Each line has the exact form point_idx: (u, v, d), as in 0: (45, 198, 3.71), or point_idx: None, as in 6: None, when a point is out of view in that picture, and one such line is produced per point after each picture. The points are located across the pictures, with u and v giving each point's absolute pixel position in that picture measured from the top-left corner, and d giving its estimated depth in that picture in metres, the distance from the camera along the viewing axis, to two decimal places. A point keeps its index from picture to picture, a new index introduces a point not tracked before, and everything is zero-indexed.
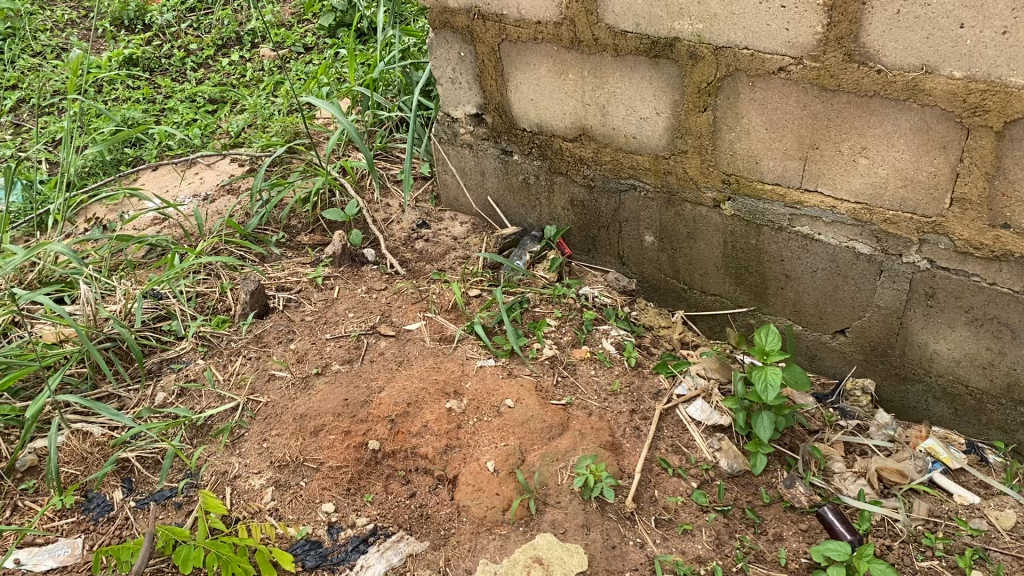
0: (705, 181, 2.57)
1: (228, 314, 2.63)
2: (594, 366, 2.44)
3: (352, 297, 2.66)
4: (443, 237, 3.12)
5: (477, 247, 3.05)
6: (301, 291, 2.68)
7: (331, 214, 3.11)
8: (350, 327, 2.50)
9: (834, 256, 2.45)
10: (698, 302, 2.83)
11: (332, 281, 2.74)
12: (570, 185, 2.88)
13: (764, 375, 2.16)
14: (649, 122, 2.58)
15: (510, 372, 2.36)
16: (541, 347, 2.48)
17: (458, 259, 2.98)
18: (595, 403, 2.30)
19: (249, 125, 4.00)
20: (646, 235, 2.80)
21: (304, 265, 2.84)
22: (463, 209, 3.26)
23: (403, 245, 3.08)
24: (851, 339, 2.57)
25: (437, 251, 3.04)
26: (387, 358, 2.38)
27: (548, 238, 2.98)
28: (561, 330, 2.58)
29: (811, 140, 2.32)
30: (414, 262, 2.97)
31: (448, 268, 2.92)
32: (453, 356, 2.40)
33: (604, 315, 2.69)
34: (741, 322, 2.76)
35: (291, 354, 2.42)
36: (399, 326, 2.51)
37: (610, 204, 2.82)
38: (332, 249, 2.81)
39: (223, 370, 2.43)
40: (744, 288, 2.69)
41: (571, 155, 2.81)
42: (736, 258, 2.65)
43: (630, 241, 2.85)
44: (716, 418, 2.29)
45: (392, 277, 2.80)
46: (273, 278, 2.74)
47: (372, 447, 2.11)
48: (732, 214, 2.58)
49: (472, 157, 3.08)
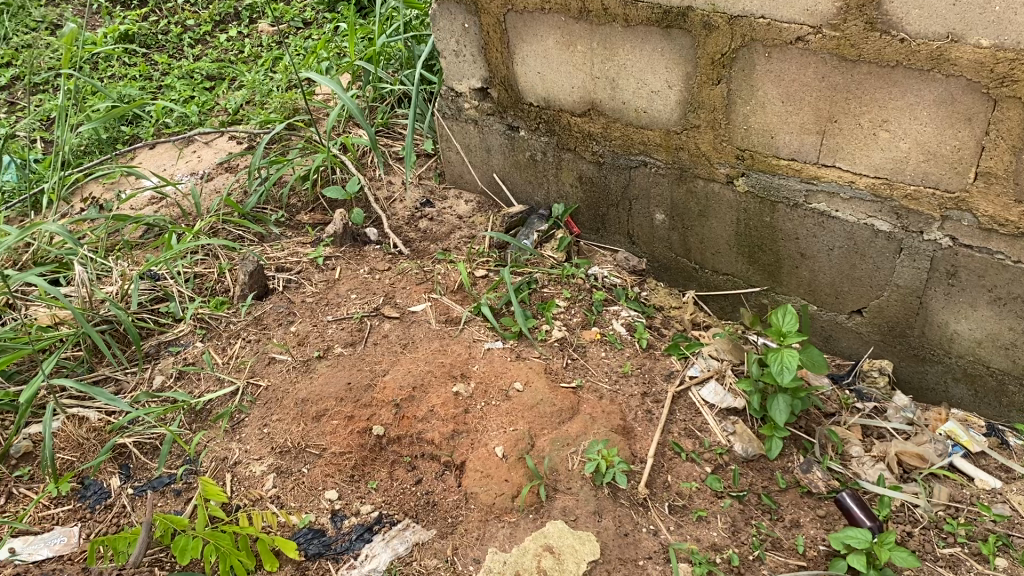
0: (718, 157, 2.49)
1: (227, 295, 2.56)
2: (605, 348, 2.37)
3: (354, 278, 2.58)
4: (448, 216, 3.04)
5: (482, 226, 2.97)
6: (301, 271, 2.61)
7: (332, 191, 3.02)
8: (352, 308, 2.43)
9: (851, 234, 2.38)
10: (709, 282, 2.75)
11: (333, 260, 2.67)
12: (578, 162, 2.79)
13: (780, 357, 2.09)
14: (660, 95, 2.49)
15: (518, 355, 2.29)
16: (550, 328, 2.41)
17: (464, 239, 2.90)
18: (606, 386, 2.23)
19: (247, 101, 3.91)
20: (657, 213, 2.73)
21: (304, 245, 2.77)
22: (468, 187, 3.18)
23: (407, 225, 3.00)
24: (868, 319, 2.49)
25: (442, 231, 2.96)
26: (391, 340, 2.31)
27: (556, 217, 2.90)
28: (570, 311, 2.50)
29: (830, 114, 2.23)
30: (418, 242, 2.90)
31: (453, 248, 2.85)
32: (459, 339, 2.33)
33: (615, 296, 2.64)
34: (755, 302, 2.69)
35: (292, 337, 2.35)
36: (403, 308, 2.44)
37: (619, 181, 2.74)
38: (333, 229, 2.74)
39: (222, 353, 2.37)
40: (757, 266, 2.62)
41: (579, 130, 2.72)
42: (750, 236, 2.58)
43: (640, 219, 2.78)
44: (729, 402, 2.23)
45: (395, 258, 2.72)
46: (273, 257, 2.67)
47: (377, 432, 2.04)
48: (746, 190, 2.50)
49: (477, 133, 2.99)
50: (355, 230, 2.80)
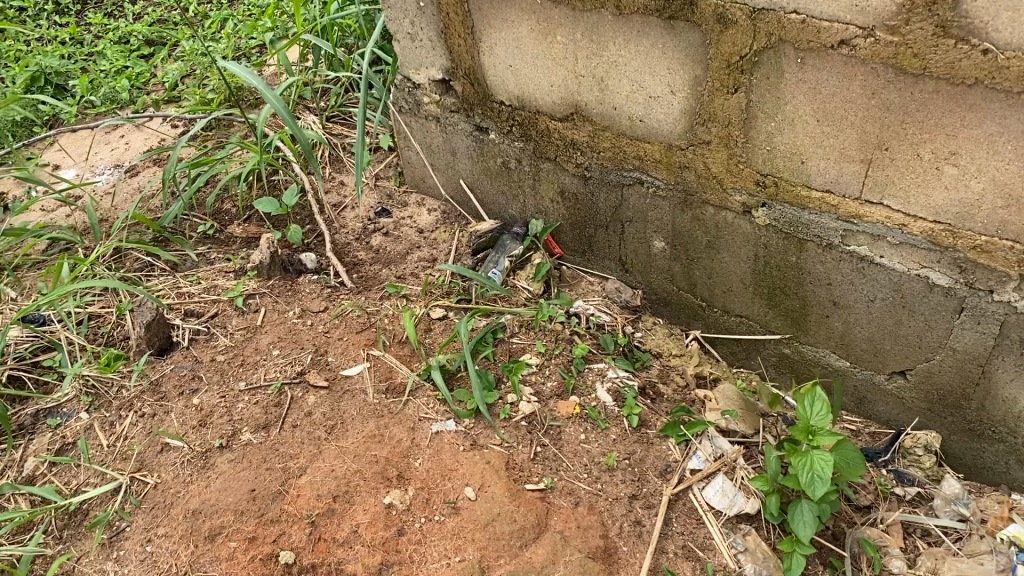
0: (733, 182, 1.98)
1: (124, 347, 2.09)
2: (584, 427, 1.89)
3: (279, 325, 2.10)
4: (406, 231, 2.54)
5: (445, 245, 2.46)
6: (216, 314, 2.12)
7: (263, 206, 2.46)
8: (271, 372, 1.95)
9: (899, 285, 1.87)
10: (719, 323, 2.26)
11: (258, 299, 2.18)
12: (559, 173, 2.28)
13: (810, 464, 1.61)
14: (659, 102, 1.97)
15: (474, 442, 1.81)
16: (515, 400, 1.93)
17: (422, 263, 2.40)
18: (584, 487, 1.76)
19: (186, 75, 3.38)
20: (655, 240, 2.22)
21: (226, 275, 2.28)
22: (431, 192, 2.66)
23: (356, 243, 2.50)
24: (914, 383, 2.01)
25: (398, 251, 2.46)
26: (314, 420, 1.84)
27: (533, 236, 2.38)
28: (544, 372, 2.02)
29: (879, 140, 1.71)
30: (367, 268, 2.40)
31: (408, 277, 2.35)
32: (400, 418, 1.86)
33: (603, 345, 2.15)
34: (773, 351, 2.21)
35: (193, 413, 1.88)
36: (334, 371, 1.96)
37: (610, 200, 2.23)
38: (257, 257, 2.24)
39: (108, 432, 1.90)
40: (778, 311, 2.13)
41: (561, 137, 2.20)
42: (769, 276, 2.08)
43: (634, 244, 2.27)
44: (741, 504, 1.76)
45: (335, 294, 2.23)
46: (185, 296, 2.19)
47: (283, 560, 1.57)
48: (767, 223, 1.99)
49: (439, 132, 2.47)
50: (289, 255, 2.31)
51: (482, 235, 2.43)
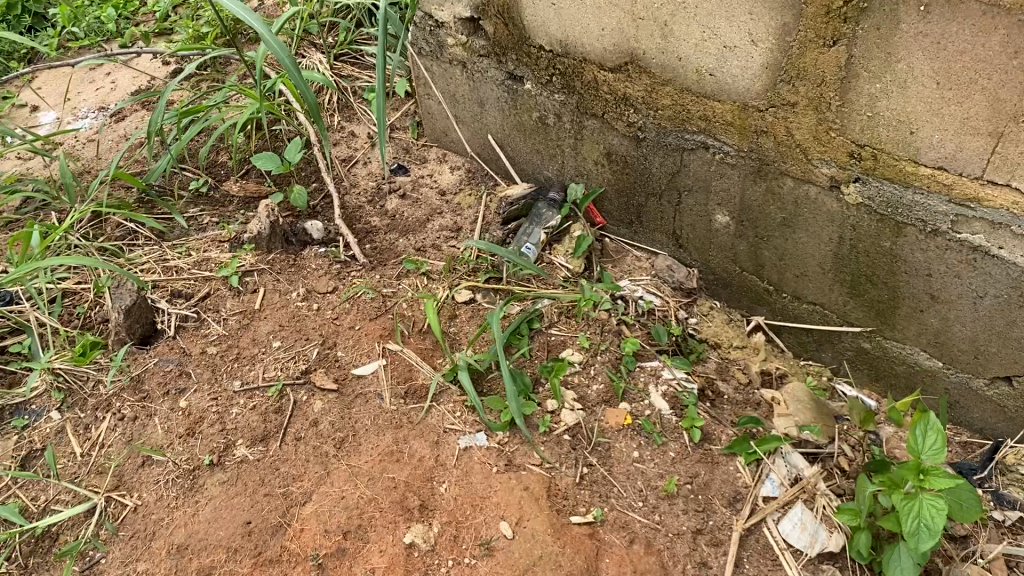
0: (820, 151, 1.65)
1: (103, 333, 1.81)
2: (637, 442, 1.62)
3: (281, 310, 1.81)
4: (427, 194, 2.23)
5: (471, 212, 2.16)
6: (208, 295, 1.84)
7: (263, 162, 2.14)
8: (270, 370, 1.67)
9: (1018, 283, 1.55)
10: (787, 310, 1.97)
11: (256, 277, 1.88)
12: (606, 132, 1.95)
13: (917, 510, 1.34)
14: (735, 53, 1.63)
15: (510, 461, 1.54)
16: (556, 408, 1.65)
17: (446, 234, 2.10)
18: (639, 519, 1.49)
19: (180, 4, 3.03)
20: (718, 214, 1.91)
21: (220, 246, 1.98)
22: (454, 147, 2.34)
23: (370, 208, 2.20)
24: (1021, 393, 1.71)
25: (417, 218, 2.16)
26: (321, 432, 1.56)
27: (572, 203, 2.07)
28: (588, 371, 1.73)
29: (1016, 110, 1.37)
30: (383, 239, 2.10)
31: (430, 251, 2.05)
32: (422, 429, 1.58)
33: (655, 335, 1.86)
34: (850, 344, 1.91)
35: (180, 418, 1.60)
36: (344, 369, 1.67)
37: (666, 165, 1.91)
38: (255, 226, 1.93)
39: (83, 438, 1.63)
40: (861, 301, 1.83)
41: (611, 90, 1.87)
42: (854, 261, 1.77)
43: (692, 217, 1.96)
44: (823, 540, 1.48)
45: (345, 270, 1.94)
46: (173, 272, 1.90)
47: None
48: (858, 202, 1.67)
49: (465, 79, 2.14)
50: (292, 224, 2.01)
51: (513, 202, 2.12)
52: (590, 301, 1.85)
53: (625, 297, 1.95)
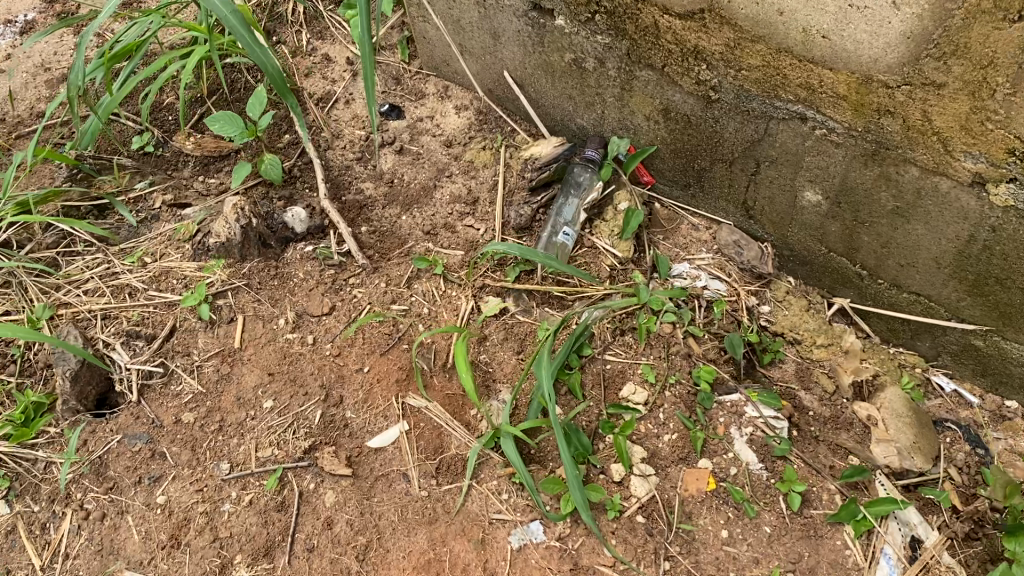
0: (967, 143, 1.24)
1: (49, 387, 1.44)
2: (724, 518, 1.32)
3: (269, 350, 1.45)
4: (429, 148, 1.80)
5: (487, 174, 1.75)
6: (174, 330, 1.46)
7: (223, 125, 1.67)
8: (265, 444, 1.34)
9: None
10: (881, 296, 1.63)
11: (231, 297, 1.50)
12: (664, 86, 1.52)
13: None
14: (864, 15, 1.19)
15: (576, 563, 1.24)
16: (623, 476, 1.34)
17: (461, 210, 1.71)
18: None
19: None
20: (806, 191, 1.52)
21: (181, 251, 1.58)
22: (457, 77, 1.89)
23: (361, 171, 1.78)
24: None
25: (421, 185, 1.75)
26: (339, 537, 1.25)
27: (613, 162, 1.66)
28: (655, 416, 1.41)
29: None
30: (382, 218, 1.70)
31: (444, 237, 1.67)
32: (463, 522, 1.27)
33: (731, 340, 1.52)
34: (956, 339, 1.58)
35: (159, 520, 1.27)
36: (356, 440, 1.34)
37: (743, 132, 1.49)
38: (222, 229, 1.52)
39: (38, 542, 1.28)
40: (983, 303, 1.47)
41: (677, 40, 1.42)
42: (984, 263, 1.40)
43: (771, 191, 1.57)
44: None
45: (340, 278, 1.56)
46: (126, 296, 1.51)
47: None
48: (1007, 204, 1.27)
49: (473, 5, 1.66)
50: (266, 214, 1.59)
51: (540, 165, 1.70)
52: (651, 318, 1.50)
53: (687, 293, 1.60)
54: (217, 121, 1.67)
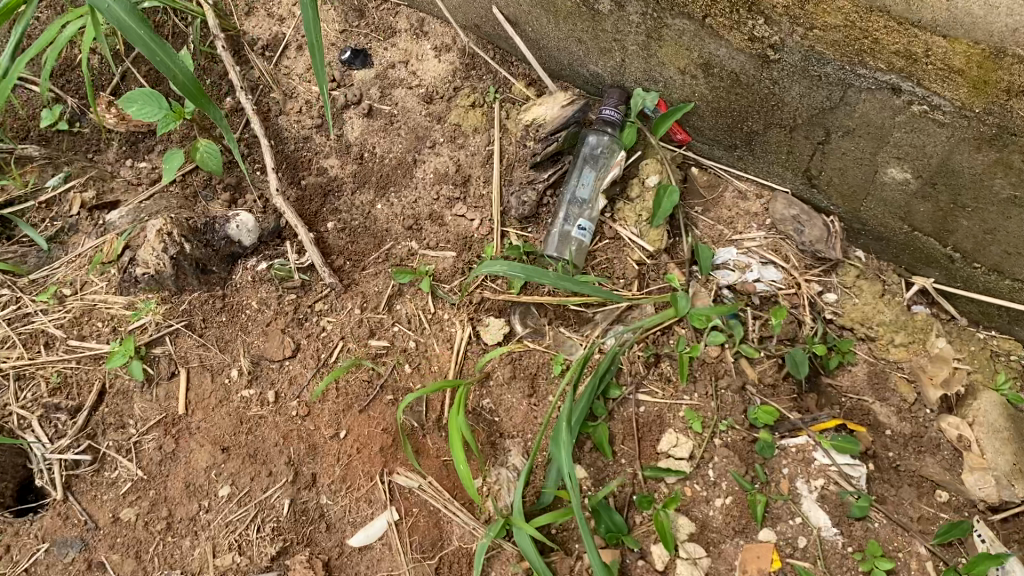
0: None
1: None
2: None
3: (221, 415, 1.17)
4: (406, 107, 1.44)
5: (478, 143, 1.40)
6: (104, 394, 1.19)
7: (145, 112, 1.31)
8: (224, 547, 1.08)
9: None
10: (978, 280, 1.31)
11: (169, 344, 1.21)
12: (704, 38, 1.14)
13: None
14: None
15: None
16: (667, 564, 1.08)
17: (449, 194, 1.38)
18: None
19: None
20: (892, 167, 1.17)
21: (106, 278, 1.27)
22: (432, 10, 1.48)
23: (322, 143, 1.43)
24: None
25: (399, 160, 1.41)
26: None
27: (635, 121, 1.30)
28: (703, 474, 1.14)
29: None
30: (353, 209, 1.38)
31: (429, 232, 1.35)
32: None
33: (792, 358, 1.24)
34: None
35: None
36: (334, 535, 1.09)
37: (811, 98, 1.13)
38: (149, 258, 1.18)
39: None
40: None
41: None
42: None
43: (843, 162, 1.22)
44: None
45: (304, 304, 1.26)
46: (42, 349, 1.21)
47: None
48: None
49: None
50: (197, 226, 1.22)
51: (546, 134, 1.32)
52: (695, 347, 1.19)
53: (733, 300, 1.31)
54: (135, 108, 1.31)
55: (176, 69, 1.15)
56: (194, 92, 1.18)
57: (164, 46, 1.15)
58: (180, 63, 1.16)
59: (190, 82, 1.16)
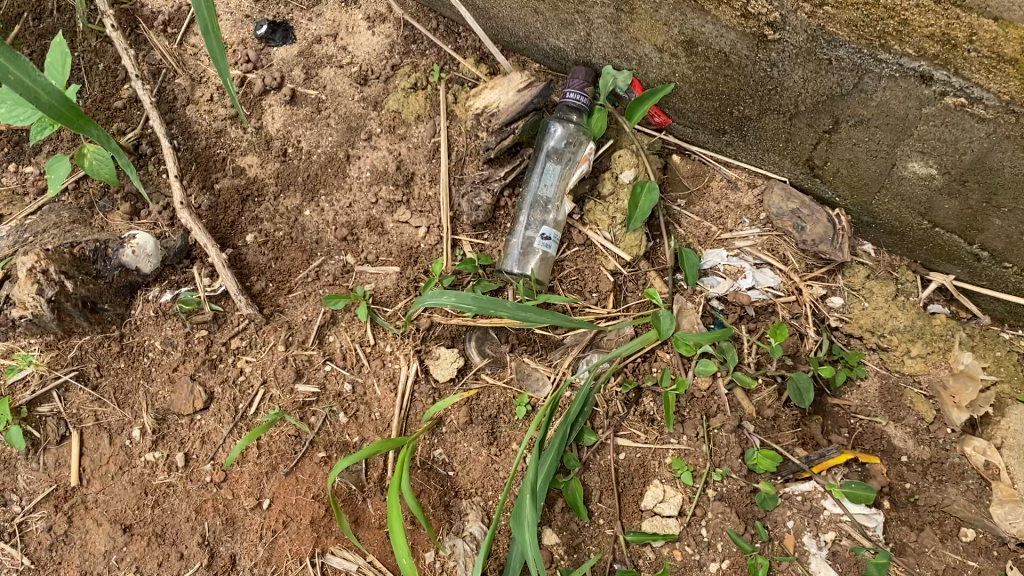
0: None
1: None
2: None
3: (122, 485, 0.99)
4: (335, 92, 1.22)
5: (421, 134, 1.19)
6: None
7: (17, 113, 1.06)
8: None
9: None
10: (1008, 281, 1.11)
11: (57, 400, 1.02)
12: (686, 13, 0.93)
13: None
14: None
15: None
16: None
17: (389, 195, 1.17)
18: None
19: None
20: (914, 161, 0.98)
21: None
22: None
23: (238, 138, 1.21)
24: None
25: (328, 156, 1.19)
26: None
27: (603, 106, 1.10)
28: (696, 533, 0.98)
29: None
30: (276, 216, 1.17)
31: (367, 244, 1.15)
32: None
33: (794, 383, 1.05)
34: None
35: None
36: None
37: (817, 82, 0.93)
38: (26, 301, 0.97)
39: None
40: None
41: None
42: None
43: (854, 152, 1.02)
44: None
45: (217, 341, 1.06)
46: None
47: None
48: None
49: None
50: (83, 252, 1.01)
51: (499, 129, 1.10)
52: (683, 383, 1.00)
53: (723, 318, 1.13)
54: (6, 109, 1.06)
55: (38, 89, 0.92)
56: (68, 112, 0.95)
57: (18, 61, 0.91)
58: (41, 78, 0.93)
59: (59, 103, 0.94)
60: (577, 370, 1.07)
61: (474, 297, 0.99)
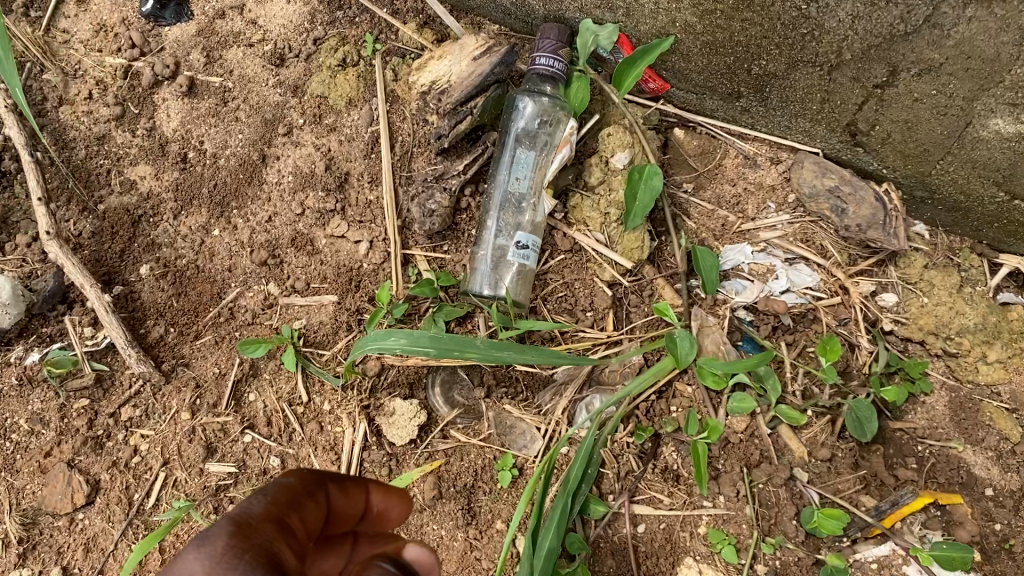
0: None
1: None
2: None
3: None
4: (245, 78, 0.96)
5: (356, 123, 0.94)
6: None
7: None
8: None
9: None
10: None
11: None
12: None
13: None
14: None
15: None
16: None
17: (318, 204, 0.92)
18: None
19: None
20: (999, 117, 0.73)
21: None
22: None
23: (126, 144, 0.95)
24: None
25: (240, 159, 0.94)
26: None
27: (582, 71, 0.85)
28: None
29: None
30: (177, 240, 0.92)
31: (294, 268, 0.91)
32: None
33: (852, 411, 0.81)
34: None
35: None
36: None
37: (870, 18, 0.70)
38: None
39: None
40: None
41: None
42: None
43: (914, 112, 0.78)
44: None
45: (102, 413, 0.83)
46: None
47: None
48: None
49: None
50: None
51: (451, 109, 0.85)
52: (716, 428, 0.77)
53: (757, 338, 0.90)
54: None
55: None
56: None
57: None
58: None
59: None
60: (575, 417, 0.83)
61: (430, 337, 0.75)
